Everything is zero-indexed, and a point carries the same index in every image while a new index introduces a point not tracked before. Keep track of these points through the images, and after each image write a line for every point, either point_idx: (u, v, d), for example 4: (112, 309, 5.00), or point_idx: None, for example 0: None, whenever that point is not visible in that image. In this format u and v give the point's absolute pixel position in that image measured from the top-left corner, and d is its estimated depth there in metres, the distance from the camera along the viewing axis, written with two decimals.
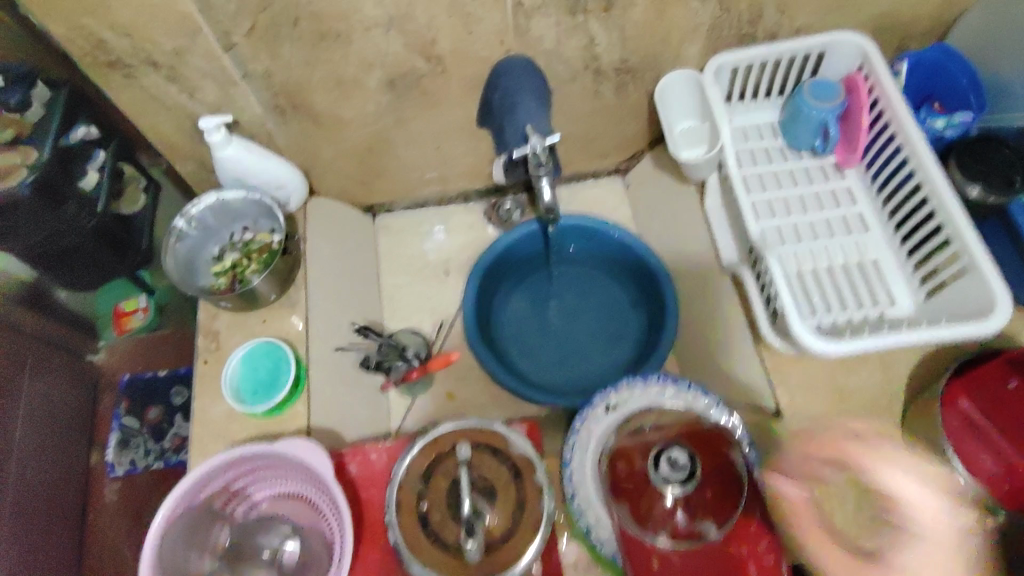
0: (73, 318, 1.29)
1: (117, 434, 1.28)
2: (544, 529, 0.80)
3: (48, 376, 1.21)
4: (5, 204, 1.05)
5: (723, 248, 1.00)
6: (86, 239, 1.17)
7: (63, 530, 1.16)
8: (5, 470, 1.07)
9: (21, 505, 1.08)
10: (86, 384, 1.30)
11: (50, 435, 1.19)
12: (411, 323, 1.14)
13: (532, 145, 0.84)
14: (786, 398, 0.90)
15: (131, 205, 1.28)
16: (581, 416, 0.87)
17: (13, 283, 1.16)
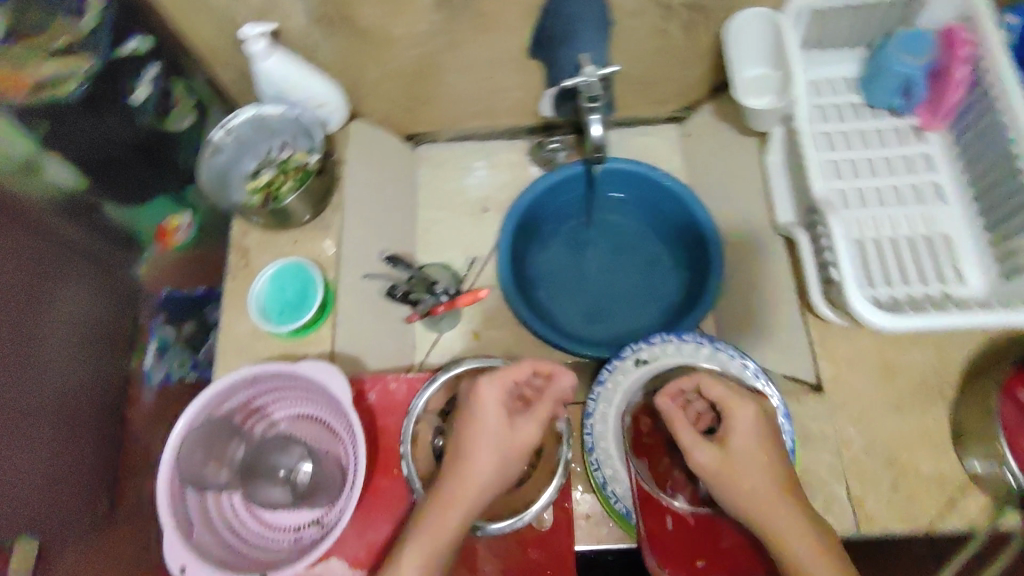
0: (108, 229, 0.96)
1: (156, 342, 1.03)
2: (558, 479, 0.77)
3: (76, 286, 0.89)
4: (51, 112, 0.80)
5: (780, 207, 0.94)
6: (126, 154, 0.93)
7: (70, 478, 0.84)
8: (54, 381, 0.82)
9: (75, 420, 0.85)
10: (121, 298, 0.98)
11: (102, 349, 0.92)
12: (443, 258, 1.12)
13: (585, 77, 0.75)
14: (828, 371, 0.85)
15: (178, 123, 1.01)
16: (610, 368, 0.83)
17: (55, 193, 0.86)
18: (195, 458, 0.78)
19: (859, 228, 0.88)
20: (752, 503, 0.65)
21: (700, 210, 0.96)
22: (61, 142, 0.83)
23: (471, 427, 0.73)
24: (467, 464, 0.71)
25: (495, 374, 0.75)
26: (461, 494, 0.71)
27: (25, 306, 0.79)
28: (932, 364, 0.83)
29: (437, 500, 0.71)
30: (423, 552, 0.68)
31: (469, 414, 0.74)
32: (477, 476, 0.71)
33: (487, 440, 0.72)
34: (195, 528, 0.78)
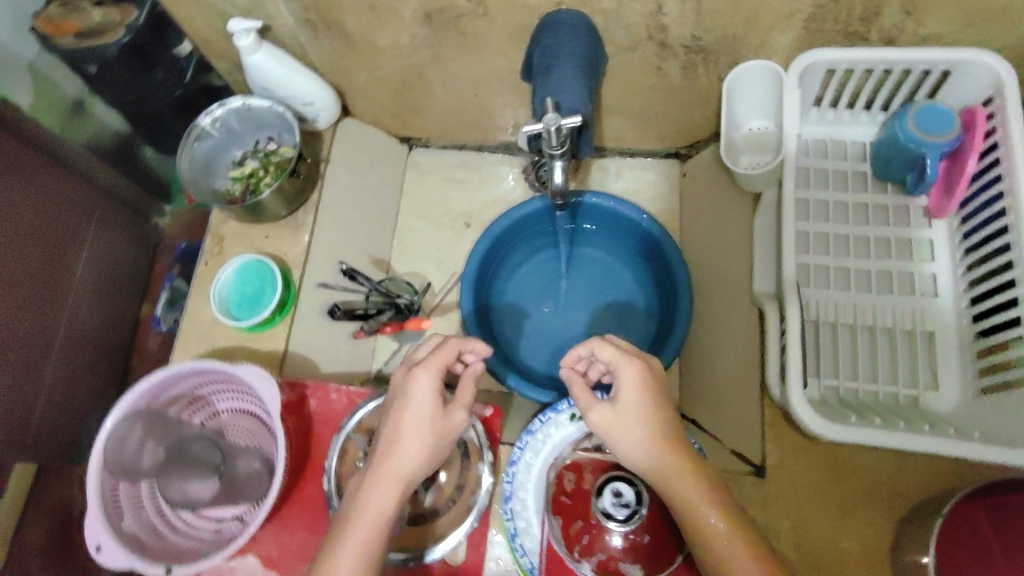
0: (149, 179, 1.24)
1: (167, 292, 1.19)
2: (469, 522, 0.77)
3: (113, 229, 1.16)
4: (96, 60, 1.02)
5: (759, 274, 0.87)
6: (167, 109, 1.13)
7: (92, 381, 1.13)
8: (59, 308, 1.05)
9: (73, 341, 1.08)
10: (146, 243, 1.24)
11: (115, 288, 1.17)
12: (416, 269, 1.11)
13: (547, 122, 0.71)
14: (775, 457, 0.80)
15: (218, 80, 1.17)
16: (543, 419, 0.80)
17: (106, 135, 1.13)
18: (122, 446, 0.78)
19: (835, 312, 0.83)
20: (642, 459, 0.66)
21: (677, 263, 0.91)
22: (105, 89, 1.07)
23: (400, 414, 0.67)
24: (397, 453, 0.66)
25: (431, 360, 0.68)
26: (389, 477, 0.65)
27: (46, 245, 1.02)
28: (887, 468, 0.77)
29: (371, 477, 0.65)
30: (362, 527, 0.63)
31: (400, 401, 0.68)
32: (404, 465, 0.66)
33: (419, 423, 0.66)
34: (122, 513, 0.80)
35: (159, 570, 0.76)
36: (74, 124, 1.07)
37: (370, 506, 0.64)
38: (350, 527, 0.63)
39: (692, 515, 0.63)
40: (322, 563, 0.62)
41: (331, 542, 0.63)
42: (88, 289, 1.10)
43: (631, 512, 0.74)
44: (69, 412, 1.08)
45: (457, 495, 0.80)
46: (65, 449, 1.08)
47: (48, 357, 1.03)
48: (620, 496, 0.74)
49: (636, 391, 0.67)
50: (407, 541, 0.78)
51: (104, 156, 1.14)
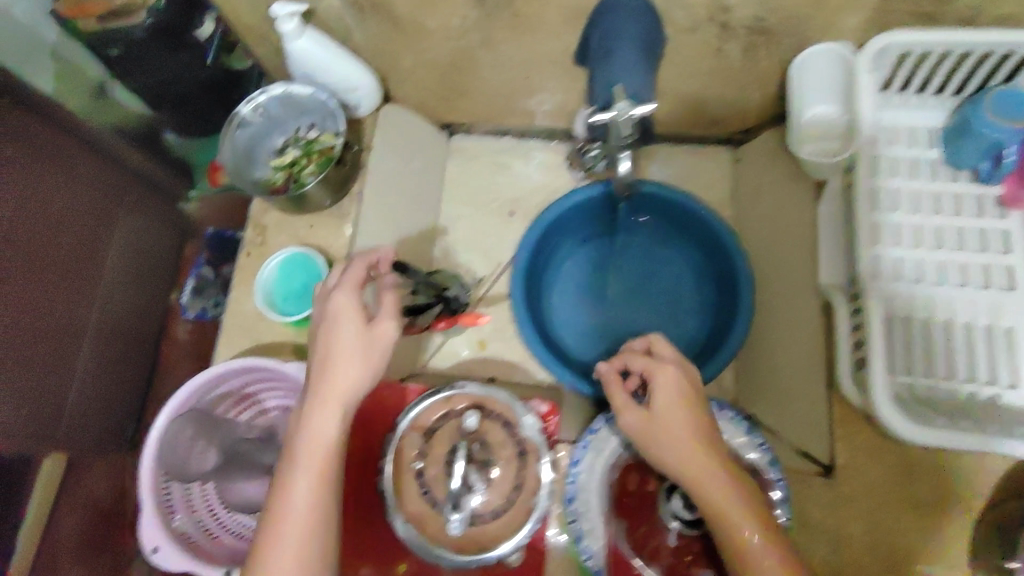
0: (179, 165, 1.32)
1: (194, 280, 1.26)
2: (532, 524, 0.76)
3: (145, 215, 1.23)
4: (126, 42, 1.00)
5: (824, 266, 0.83)
6: (195, 88, 1.13)
7: (127, 368, 1.23)
8: (93, 295, 1.11)
9: (105, 326, 1.15)
10: (176, 228, 1.33)
11: (144, 273, 1.25)
12: (460, 259, 1.08)
13: (618, 110, 0.67)
14: (844, 457, 0.78)
15: (242, 64, 1.13)
16: (606, 418, 0.78)
17: (133, 120, 1.19)
18: (175, 447, 0.77)
19: (908, 306, 0.78)
20: (675, 461, 0.64)
21: (737, 256, 0.88)
22: (129, 69, 1.06)
23: (330, 338, 0.69)
24: (332, 376, 0.68)
25: (346, 300, 0.70)
26: (330, 400, 0.67)
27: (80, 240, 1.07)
28: (963, 470, 0.74)
29: (312, 406, 0.67)
30: (312, 459, 0.65)
31: (327, 326, 0.70)
32: (342, 384, 0.67)
33: (350, 343, 0.68)
34: (176, 514, 0.79)
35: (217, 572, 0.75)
36: (98, 109, 1.12)
37: (314, 440, 0.66)
38: (301, 458, 0.65)
39: (721, 515, 0.61)
40: (277, 502, 0.64)
41: (282, 476, 0.65)
42: (118, 275, 1.17)
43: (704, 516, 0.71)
44: (110, 390, 1.19)
45: (517, 494, 0.79)
46: (107, 429, 1.20)
47: (83, 341, 1.09)
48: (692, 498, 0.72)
49: (673, 399, 0.67)
50: (468, 544, 0.77)
51: (133, 141, 1.20)
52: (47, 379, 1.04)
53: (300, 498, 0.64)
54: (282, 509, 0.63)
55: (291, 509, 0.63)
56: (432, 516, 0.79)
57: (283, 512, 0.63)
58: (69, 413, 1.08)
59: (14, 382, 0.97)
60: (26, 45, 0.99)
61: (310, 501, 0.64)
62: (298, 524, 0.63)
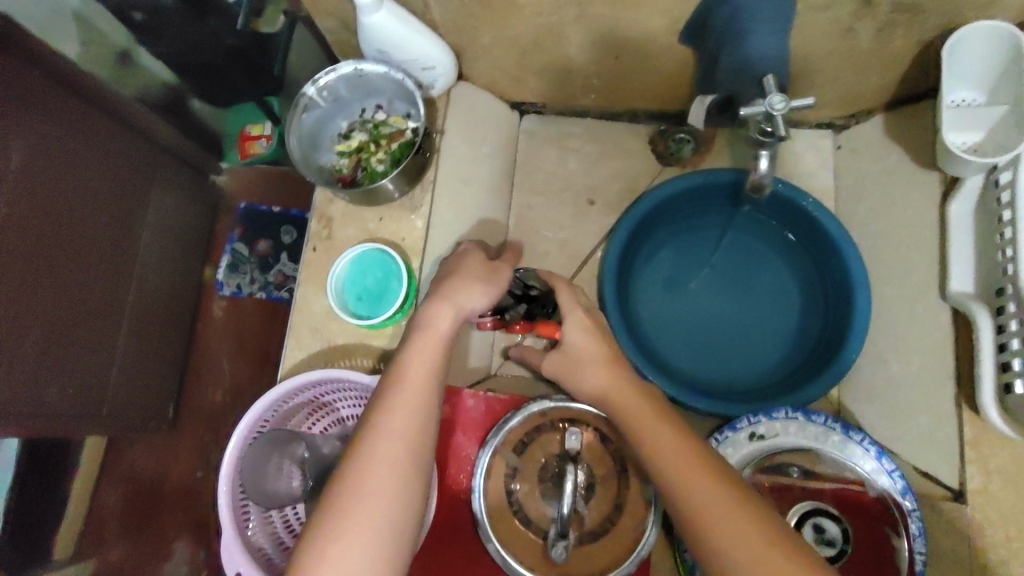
0: (201, 131, 1.21)
1: (229, 257, 1.22)
2: (638, 552, 0.71)
3: (173, 188, 1.13)
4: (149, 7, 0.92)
5: (956, 274, 0.78)
6: (222, 59, 1.01)
7: (171, 342, 1.14)
8: (129, 275, 1.02)
9: (143, 309, 1.06)
10: (207, 206, 1.23)
11: (177, 248, 1.14)
12: (535, 251, 1.01)
13: (768, 104, 0.59)
14: (978, 483, 0.72)
15: (270, 27, 1.03)
16: (720, 438, 0.73)
17: (155, 84, 1.10)
18: (257, 470, 0.72)
19: None
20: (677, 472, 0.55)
21: (853, 257, 0.81)
22: (153, 37, 0.97)
23: (421, 334, 0.64)
24: (409, 366, 0.62)
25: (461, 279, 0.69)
26: (407, 390, 0.60)
27: (115, 213, 0.98)
28: None
29: (387, 393, 0.60)
30: (390, 436, 0.57)
31: (417, 327, 0.65)
32: (415, 377, 0.61)
33: (432, 343, 0.64)
34: (251, 524, 0.75)
35: None
36: (123, 77, 1.04)
37: (385, 432, 0.57)
38: (395, 395, 0.60)
39: (706, 501, 0.53)
40: (367, 432, 0.58)
41: (377, 411, 0.59)
42: (150, 254, 1.07)
43: (836, 550, 0.67)
44: (153, 376, 1.10)
45: (618, 516, 0.73)
46: (147, 416, 1.10)
47: (119, 324, 1.00)
48: (822, 530, 0.68)
49: (584, 335, 0.69)
50: (575, 570, 0.72)
51: (158, 112, 1.10)
52: (87, 366, 0.94)
53: (388, 440, 0.57)
54: (373, 446, 0.57)
55: (380, 446, 0.57)
56: (528, 539, 0.73)
57: (372, 453, 0.56)
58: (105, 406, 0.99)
59: (53, 364, 0.89)
60: (49, 12, 0.93)
61: (403, 437, 0.58)
62: (392, 466, 0.56)
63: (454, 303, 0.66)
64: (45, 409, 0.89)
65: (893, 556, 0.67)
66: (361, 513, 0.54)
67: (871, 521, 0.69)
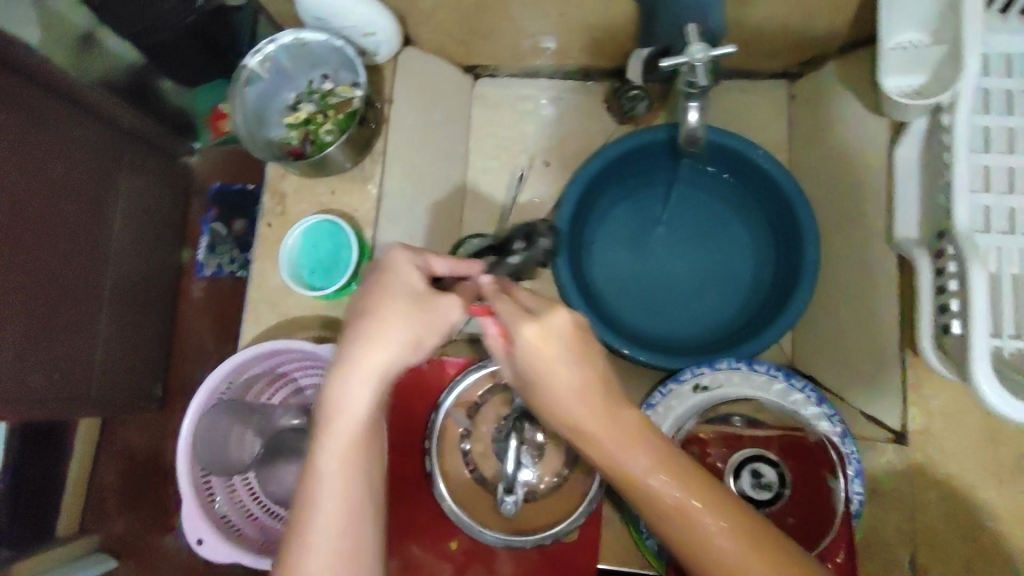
0: (172, 115, 1.17)
1: (206, 237, 1.22)
2: (586, 505, 0.73)
3: (142, 172, 1.10)
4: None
5: (903, 219, 0.78)
6: (180, 40, 0.97)
7: (150, 321, 1.15)
8: (104, 258, 1.01)
9: (118, 290, 1.05)
10: (178, 186, 1.22)
11: (148, 231, 1.13)
12: (492, 217, 1.01)
13: (691, 55, 0.60)
14: (918, 422, 0.75)
15: None
16: (664, 391, 0.75)
17: (118, 67, 1.05)
18: (211, 440, 0.74)
19: (998, 259, 0.71)
20: (665, 497, 0.53)
21: (803, 208, 0.81)
22: (110, 16, 0.91)
23: (336, 428, 0.54)
24: (328, 467, 0.54)
25: (364, 307, 0.56)
26: (329, 499, 0.53)
27: (86, 196, 0.96)
28: None
29: (307, 508, 0.53)
30: (322, 559, 0.52)
31: (328, 415, 0.55)
32: (337, 485, 0.54)
33: (347, 436, 0.54)
34: (215, 495, 0.76)
35: (261, 562, 0.71)
36: (87, 61, 1.00)
37: (319, 552, 0.52)
38: (317, 511, 0.53)
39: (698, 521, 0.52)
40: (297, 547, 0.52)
41: (300, 524, 0.53)
42: (124, 240, 1.05)
43: (773, 494, 0.68)
44: (136, 357, 1.12)
45: (570, 471, 0.76)
46: (132, 398, 1.12)
47: (99, 304, 1.00)
48: (760, 476, 0.68)
49: (541, 350, 0.55)
50: (525, 524, 0.73)
51: (122, 94, 1.06)
52: (69, 349, 0.94)
53: (320, 561, 0.52)
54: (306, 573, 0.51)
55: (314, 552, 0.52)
56: (483, 494, 0.75)
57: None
58: (95, 383, 1.00)
59: (36, 356, 0.88)
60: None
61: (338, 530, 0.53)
62: None
63: (377, 370, 0.55)
64: (34, 395, 0.89)
65: (831, 497, 0.68)
66: None
67: (810, 465, 0.70)
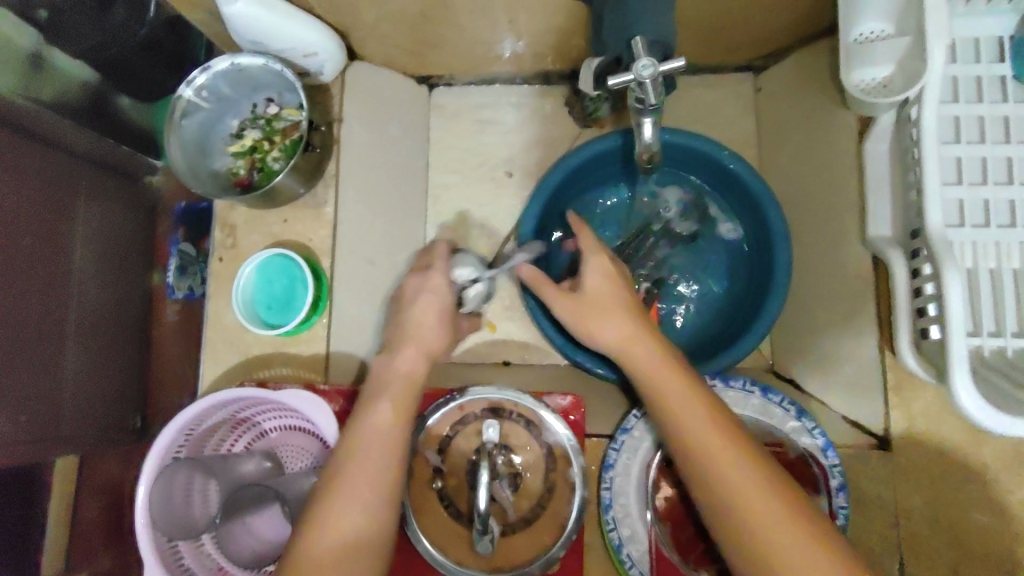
0: (134, 133, 0.88)
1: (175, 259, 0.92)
2: (566, 535, 0.70)
3: (101, 195, 0.82)
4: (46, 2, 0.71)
5: (875, 216, 0.75)
6: (136, 55, 0.83)
7: (105, 399, 0.81)
8: (61, 309, 0.75)
9: (89, 351, 0.78)
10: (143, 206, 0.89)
11: (116, 261, 0.84)
12: (457, 233, 0.97)
13: (640, 72, 0.58)
14: (901, 426, 0.72)
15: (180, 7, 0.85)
16: (638, 414, 0.74)
17: (72, 87, 0.78)
18: (169, 501, 0.69)
19: (973, 255, 0.69)
20: (684, 418, 0.58)
21: (771, 209, 0.78)
22: (64, 36, 0.74)
23: (388, 374, 0.66)
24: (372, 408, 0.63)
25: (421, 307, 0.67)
26: (367, 439, 0.61)
27: (35, 221, 0.72)
28: None
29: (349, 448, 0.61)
30: (360, 481, 0.59)
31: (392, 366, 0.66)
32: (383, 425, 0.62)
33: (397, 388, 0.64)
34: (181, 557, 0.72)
35: None
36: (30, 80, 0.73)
37: (355, 470, 0.59)
38: (358, 440, 0.61)
39: (706, 449, 0.56)
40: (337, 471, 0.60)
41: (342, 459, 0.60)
42: (87, 278, 0.79)
43: None
44: (111, 430, 0.82)
45: (547, 501, 0.73)
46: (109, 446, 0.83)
47: (65, 349, 0.76)
48: None
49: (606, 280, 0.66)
50: (503, 562, 0.71)
51: (73, 118, 0.78)
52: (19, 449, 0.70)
53: (350, 489, 0.58)
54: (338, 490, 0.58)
55: (346, 491, 0.58)
56: (458, 532, 0.72)
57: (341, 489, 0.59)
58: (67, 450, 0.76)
59: None
60: None
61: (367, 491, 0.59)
62: (353, 504, 0.58)
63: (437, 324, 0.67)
64: None
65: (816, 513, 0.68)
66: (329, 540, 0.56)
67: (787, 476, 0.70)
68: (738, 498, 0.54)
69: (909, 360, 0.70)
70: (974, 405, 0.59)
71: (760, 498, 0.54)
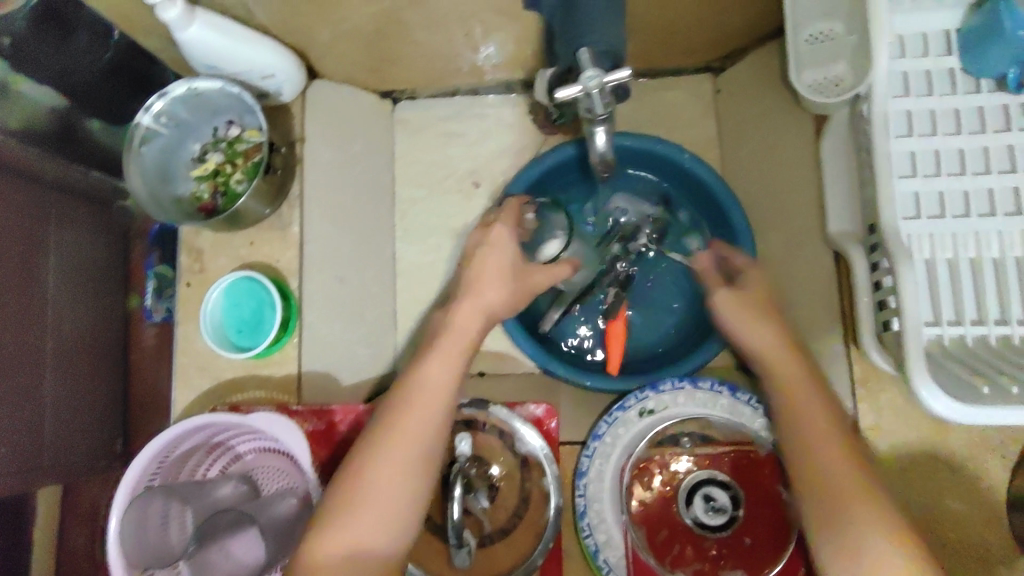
0: (104, 158, 0.87)
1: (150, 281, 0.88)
2: (544, 543, 0.70)
3: (73, 220, 0.81)
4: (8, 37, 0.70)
5: (834, 211, 0.76)
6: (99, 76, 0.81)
7: (87, 429, 0.81)
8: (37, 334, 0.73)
9: (67, 379, 0.77)
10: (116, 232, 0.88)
11: (91, 286, 0.83)
12: (427, 246, 0.97)
13: (586, 84, 0.60)
14: (869, 418, 0.73)
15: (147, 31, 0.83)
16: (609, 421, 0.74)
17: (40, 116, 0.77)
18: (145, 533, 0.68)
19: (931, 247, 0.70)
20: (805, 426, 0.62)
21: (733, 209, 0.80)
22: (32, 65, 0.73)
23: (442, 339, 0.65)
24: (428, 367, 0.63)
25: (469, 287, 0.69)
26: (419, 403, 0.60)
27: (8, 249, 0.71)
28: None
29: (398, 408, 0.60)
30: (401, 445, 0.58)
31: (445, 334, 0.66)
32: (434, 386, 0.61)
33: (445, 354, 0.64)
34: None
35: None
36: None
37: (407, 430, 0.58)
38: (407, 405, 0.60)
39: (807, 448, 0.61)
40: (383, 430, 0.59)
41: (388, 419, 0.59)
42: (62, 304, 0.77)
43: (727, 517, 0.70)
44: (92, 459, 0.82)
45: (523, 510, 0.73)
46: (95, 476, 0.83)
47: (43, 376, 0.74)
48: (712, 500, 0.71)
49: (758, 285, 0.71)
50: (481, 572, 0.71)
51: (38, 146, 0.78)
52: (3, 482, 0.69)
53: (391, 449, 0.57)
54: (380, 451, 0.57)
55: (390, 454, 0.57)
56: (436, 547, 0.72)
57: (381, 455, 0.57)
58: (50, 479, 0.75)
59: None
60: None
61: (410, 457, 0.57)
62: (392, 469, 0.57)
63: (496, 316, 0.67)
64: None
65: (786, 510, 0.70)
66: (370, 503, 0.55)
67: (756, 476, 0.72)
68: (839, 505, 0.56)
69: (873, 353, 0.71)
70: (936, 399, 0.60)
71: (856, 505, 0.56)
